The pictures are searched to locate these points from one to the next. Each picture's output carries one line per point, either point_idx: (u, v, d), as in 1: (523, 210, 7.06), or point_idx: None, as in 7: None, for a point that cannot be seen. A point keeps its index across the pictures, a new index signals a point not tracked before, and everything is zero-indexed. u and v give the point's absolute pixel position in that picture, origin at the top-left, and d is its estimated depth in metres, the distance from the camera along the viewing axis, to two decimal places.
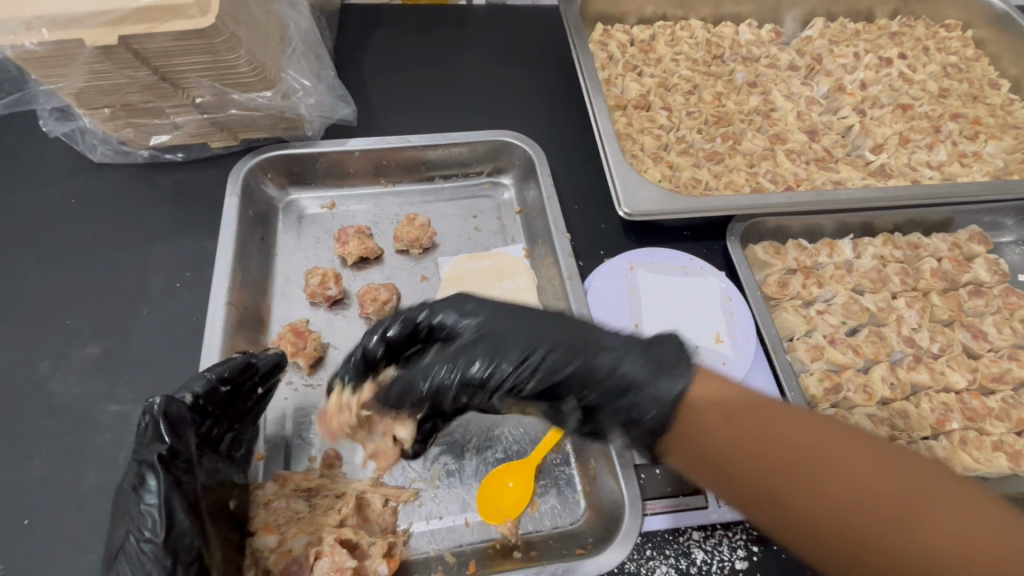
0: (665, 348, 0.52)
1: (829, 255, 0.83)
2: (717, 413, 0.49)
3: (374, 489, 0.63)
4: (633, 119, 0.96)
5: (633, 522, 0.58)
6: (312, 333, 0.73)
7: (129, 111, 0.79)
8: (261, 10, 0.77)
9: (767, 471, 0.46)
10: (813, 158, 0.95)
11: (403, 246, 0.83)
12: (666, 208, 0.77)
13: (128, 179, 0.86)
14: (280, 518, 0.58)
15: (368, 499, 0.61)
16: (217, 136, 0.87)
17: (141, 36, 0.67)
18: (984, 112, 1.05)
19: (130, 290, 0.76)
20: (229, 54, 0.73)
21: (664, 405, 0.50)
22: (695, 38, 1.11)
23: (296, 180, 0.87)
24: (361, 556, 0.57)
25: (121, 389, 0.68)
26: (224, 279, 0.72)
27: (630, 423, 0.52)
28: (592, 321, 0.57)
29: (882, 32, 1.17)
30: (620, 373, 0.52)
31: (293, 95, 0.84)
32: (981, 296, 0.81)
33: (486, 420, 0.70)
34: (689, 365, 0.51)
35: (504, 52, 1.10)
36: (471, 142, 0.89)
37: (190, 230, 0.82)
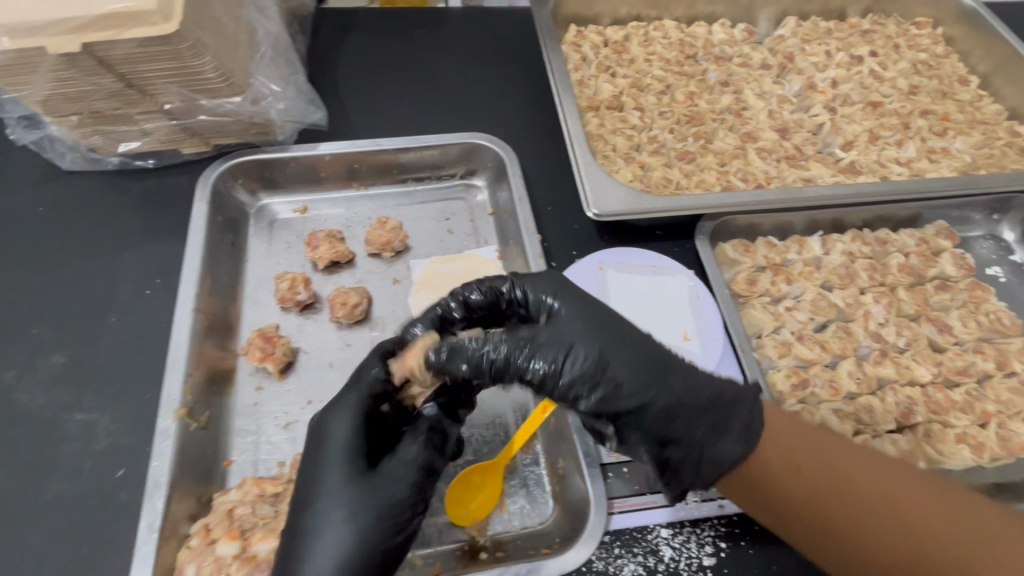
0: (740, 407, 0.56)
1: (798, 252, 0.84)
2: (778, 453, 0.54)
3: None
4: (606, 120, 0.97)
5: (598, 521, 0.60)
6: (281, 338, 0.73)
7: (96, 119, 0.78)
8: (229, 15, 0.77)
9: (812, 503, 0.52)
10: (784, 156, 0.96)
11: (374, 249, 0.83)
12: (634, 209, 0.77)
13: (98, 186, 0.86)
14: (245, 524, 0.58)
15: None
16: (188, 143, 0.87)
17: (105, 44, 0.66)
18: (953, 108, 1.06)
19: (99, 298, 0.76)
20: (195, 60, 0.72)
21: (730, 458, 0.54)
22: (669, 39, 1.12)
23: (267, 185, 0.87)
24: None
25: (88, 398, 0.68)
26: (192, 285, 0.72)
27: (681, 465, 0.55)
28: (674, 358, 0.58)
29: (853, 30, 1.18)
30: (686, 416, 0.55)
31: (263, 100, 0.84)
32: (946, 290, 0.82)
33: None
34: (759, 427, 0.55)
35: (480, 55, 1.11)
36: (443, 144, 0.89)
37: (161, 237, 0.82)
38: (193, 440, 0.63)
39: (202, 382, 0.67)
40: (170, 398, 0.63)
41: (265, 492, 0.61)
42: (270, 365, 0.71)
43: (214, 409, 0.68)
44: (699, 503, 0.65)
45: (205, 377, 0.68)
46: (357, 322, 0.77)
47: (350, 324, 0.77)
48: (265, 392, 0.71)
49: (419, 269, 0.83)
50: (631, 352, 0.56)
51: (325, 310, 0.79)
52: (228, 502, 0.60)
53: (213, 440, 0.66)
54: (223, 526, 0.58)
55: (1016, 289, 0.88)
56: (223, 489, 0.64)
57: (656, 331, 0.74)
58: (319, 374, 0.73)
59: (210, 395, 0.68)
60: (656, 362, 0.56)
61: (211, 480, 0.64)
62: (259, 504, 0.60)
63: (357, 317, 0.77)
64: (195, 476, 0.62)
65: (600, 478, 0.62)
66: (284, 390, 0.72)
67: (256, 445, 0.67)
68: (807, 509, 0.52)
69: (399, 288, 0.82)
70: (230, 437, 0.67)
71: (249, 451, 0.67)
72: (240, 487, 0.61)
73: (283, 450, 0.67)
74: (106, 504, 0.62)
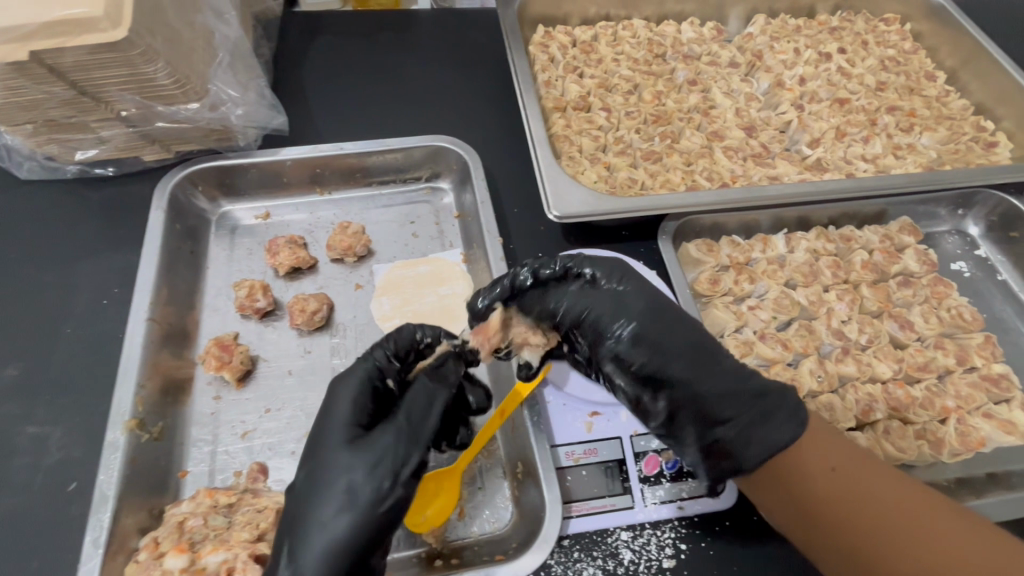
0: (782, 406, 0.58)
1: (763, 251, 0.84)
2: (816, 458, 0.56)
3: None
4: (572, 121, 0.96)
5: (552, 527, 0.59)
6: (238, 346, 0.73)
7: (51, 127, 0.75)
8: (182, 20, 0.76)
9: (834, 510, 0.54)
10: (750, 154, 0.96)
11: (337, 255, 0.83)
12: (595, 210, 0.77)
13: (56, 196, 0.85)
14: (195, 536, 0.58)
15: None
16: (148, 150, 0.85)
17: (53, 53, 0.64)
18: (920, 104, 1.07)
19: (55, 310, 0.75)
20: (147, 67, 0.70)
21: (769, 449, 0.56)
22: (637, 38, 1.11)
23: (228, 191, 0.87)
24: None
25: (40, 410, 0.67)
26: (145, 295, 0.71)
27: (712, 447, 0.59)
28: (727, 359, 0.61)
29: (822, 27, 1.18)
30: (725, 405, 0.58)
31: (222, 106, 0.83)
32: (909, 287, 0.82)
33: None
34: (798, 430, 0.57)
35: (448, 57, 1.10)
36: (406, 148, 0.88)
37: (119, 247, 0.81)
38: (143, 451, 0.63)
39: (156, 394, 0.67)
40: (119, 410, 0.62)
41: (218, 503, 0.61)
42: (227, 374, 0.71)
43: (168, 420, 0.68)
44: (659, 505, 0.64)
45: (159, 388, 0.68)
46: (317, 328, 0.77)
47: (310, 330, 0.76)
48: (223, 401, 0.71)
49: (382, 274, 0.83)
50: (691, 355, 0.60)
51: (285, 316, 0.78)
52: (179, 514, 0.60)
53: (166, 451, 0.66)
54: (172, 539, 0.57)
55: (980, 284, 0.89)
56: (176, 500, 0.64)
57: None
58: (278, 381, 0.73)
59: (164, 405, 0.68)
60: (711, 363, 0.60)
61: (164, 492, 0.64)
62: (211, 514, 0.60)
63: (317, 324, 0.76)
64: (146, 488, 0.62)
65: (555, 482, 0.61)
66: (242, 399, 0.71)
67: (213, 455, 0.67)
68: (816, 490, 0.54)
69: (362, 293, 0.81)
70: (188, 446, 0.68)
71: (205, 462, 0.67)
72: (193, 498, 0.62)
73: (239, 460, 0.67)
74: (58, 519, 0.61)
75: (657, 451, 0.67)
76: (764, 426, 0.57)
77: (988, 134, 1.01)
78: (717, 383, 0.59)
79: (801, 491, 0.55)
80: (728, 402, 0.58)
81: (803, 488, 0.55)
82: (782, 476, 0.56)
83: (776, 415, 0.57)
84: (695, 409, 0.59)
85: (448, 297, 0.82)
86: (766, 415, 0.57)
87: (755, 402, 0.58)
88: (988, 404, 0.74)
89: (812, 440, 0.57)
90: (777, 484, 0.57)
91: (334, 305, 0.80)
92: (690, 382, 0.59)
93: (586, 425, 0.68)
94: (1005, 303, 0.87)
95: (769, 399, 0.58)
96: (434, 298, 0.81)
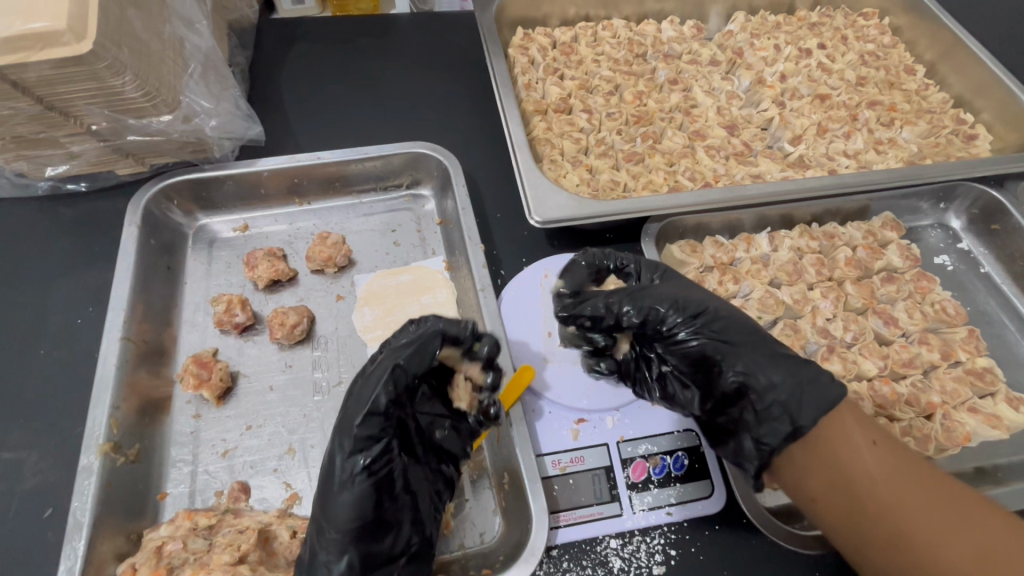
0: (826, 393, 0.58)
1: (746, 250, 0.84)
2: (860, 433, 0.57)
3: (281, 520, 0.62)
4: (553, 123, 0.95)
5: (539, 539, 0.58)
6: (217, 362, 0.71)
7: (19, 144, 0.74)
8: (151, 31, 0.75)
9: (882, 492, 0.54)
10: (732, 153, 0.96)
11: (317, 265, 0.82)
12: (577, 214, 0.76)
13: (28, 213, 0.83)
14: (174, 561, 0.57)
15: (273, 532, 0.61)
16: (122, 164, 0.84)
17: (15, 68, 0.62)
18: (900, 98, 1.07)
19: (28, 330, 0.73)
20: (115, 79, 0.68)
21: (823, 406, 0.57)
22: (617, 38, 1.11)
23: (205, 204, 0.85)
24: None
25: (13, 436, 0.66)
26: (120, 313, 0.69)
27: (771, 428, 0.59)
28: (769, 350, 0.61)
29: (801, 23, 1.18)
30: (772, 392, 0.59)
31: (195, 118, 0.82)
32: (893, 282, 0.82)
33: None
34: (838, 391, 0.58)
35: (427, 61, 1.09)
36: (384, 155, 0.87)
37: (94, 264, 0.79)
38: (118, 475, 0.62)
39: (132, 415, 0.66)
40: (93, 434, 0.61)
41: (198, 526, 0.60)
42: (205, 392, 0.69)
43: (145, 441, 0.66)
44: (647, 511, 0.64)
45: (137, 408, 0.67)
46: (298, 341, 0.75)
47: (290, 344, 0.75)
48: (203, 419, 0.70)
49: (363, 285, 0.81)
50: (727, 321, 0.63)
51: (265, 330, 0.77)
52: (157, 539, 0.59)
53: (144, 473, 0.64)
54: (149, 565, 0.56)
55: (963, 277, 0.89)
56: (155, 523, 0.63)
57: None
58: (259, 398, 0.71)
59: (141, 426, 0.67)
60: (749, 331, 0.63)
61: (142, 515, 0.62)
62: (191, 538, 0.59)
63: (297, 337, 0.75)
64: (122, 511, 0.61)
65: (541, 493, 0.60)
66: (222, 416, 0.70)
67: (193, 475, 0.66)
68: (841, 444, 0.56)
69: (343, 304, 0.80)
70: (167, 467, 0.66)
71: (186, 482, 0.66)
72: (171, 521, 0.61)
73: (220, 480, 0.66)
74: (33, 546, 0.59)
75: (644, 457, 0.66)
76: (805, 399, 0.58)
77: (968, 127, 1.02)
78: (764, 353, 0.61)
79: (851, 472, 0.55)
80: (771, 373, 0.60)
81: (855, 466, 0.55)
82: (828, 462, 0.56)
83: (815, 382, 0.59)
84: (749, 382, 0.60)
85: (432, 305, 0.81)
86: (810, 381, 0.59)
87: (783, 360, 0.61)
88: (974, 399, 0.74)
89: (849, 416, 0.58)
90: (823, 460, 0.56)
91: (315, 317, 0.79)
92: (743, 357, 0.61)
93: (572, 433, 0.67)
94: (988, 296, 0.87)
95: (788, 360, 0.61)
96: (417, 307, 0.80)
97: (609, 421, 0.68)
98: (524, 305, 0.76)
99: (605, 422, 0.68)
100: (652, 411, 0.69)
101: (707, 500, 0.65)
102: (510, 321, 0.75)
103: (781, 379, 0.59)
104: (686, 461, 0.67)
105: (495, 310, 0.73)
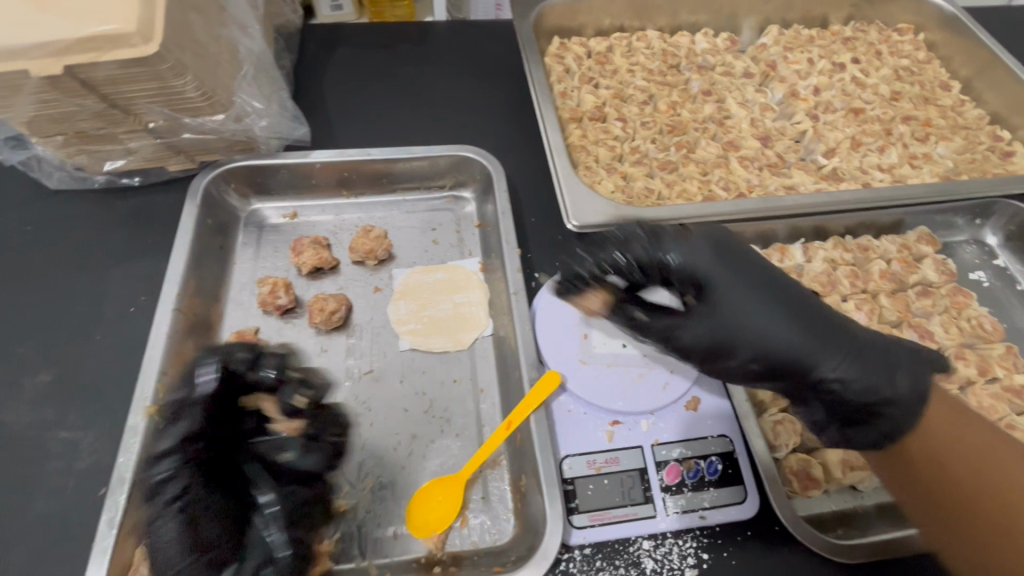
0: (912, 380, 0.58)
1: (780, 260, 0.85)
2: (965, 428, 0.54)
3: None
4: (588, 131, 0.98)
5: (551, 542, 0.58)
6: (259, 341, 0.74)
7: (82, 139, 0.78)
8: (209, 34, 0.78)
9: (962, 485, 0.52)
10: (766, 164, 0.97)
11: (359, 257, 0.84)
12: (613, 219, 0.77)
13: (85, 204, 0.87)
14: None
15: None
16: (174, 160, 0.87)
17: (86, 66, 0.66)
18: (936, 113, 1.07)
19: (85, 317, 0.77)
20: (176, 80, 0.72)
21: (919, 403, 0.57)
22: (651, 49, 1.13)
23: (259, 190, 0.89)
24: None
25: (71, 416, 0.69)
26: (175, 285, 0.73)
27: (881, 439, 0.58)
28: (841, 329, 0.60)
29: (836, 37, 1.19)
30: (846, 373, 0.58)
31: (247, 118, 0.85)
32: (928, 296, 0.82)
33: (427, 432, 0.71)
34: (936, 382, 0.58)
35: (465, 67, 1.12)
36: (432, 156, 0.90)
37: (145, 255, 0.83)
38: None
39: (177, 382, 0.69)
40: (142, 396, 0.64)
41: None
42: None
43: None
44: (680, 514, 0.64)
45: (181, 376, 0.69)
46: (334, 328, 0.78)
47: (328, 330, 0.78)
48: None
49: (400, 278, 0.84)
50: (772, 296, 0.60)
51: (304, 314, 0.79)
52: None
53: None
54: None
55: (999, 294, 0.89)
56: None
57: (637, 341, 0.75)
58: None
59: None
60: (801, 297, 0.61)
61: None
62: None
63: (335, 323, 0.77)
64: None
65: (558, 497, 0.61)
66: None
67: None
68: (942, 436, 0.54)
69: (380, 296, 0.83)
70: None
71: None
72: None
73: None
74: (90, 519, 0.62)
75: (678, 461, 0.67)
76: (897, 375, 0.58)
77: (1004, 144, 1.01)
78: (831, 331, 0.60)
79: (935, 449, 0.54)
80: (858, 360, 0.59)
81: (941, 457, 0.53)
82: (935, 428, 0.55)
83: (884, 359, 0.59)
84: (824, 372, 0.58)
85: (464, 304, 0.82)
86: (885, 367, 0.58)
87: (871, 351, 0.59)
88: (1011, 415, 0.73)
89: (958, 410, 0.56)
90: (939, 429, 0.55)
91: (353, 306, 0.81)
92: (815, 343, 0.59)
93: (607, 435, 0.68)
94: None
95: (858, 343, 0.59)
96: (451, 305, 0.82)
97: (644, 424, 0.69)
98: (559, 307, 0.77)
99: (640, 425, 0.69)
100: (687, 416, 0.70)
101: (741, 506, 0.65)
102: (544, 320, 0.76)
103: (865, 359, 0.59)
104: (720, 466, 0.67)
105: (527, 312, 0.75)
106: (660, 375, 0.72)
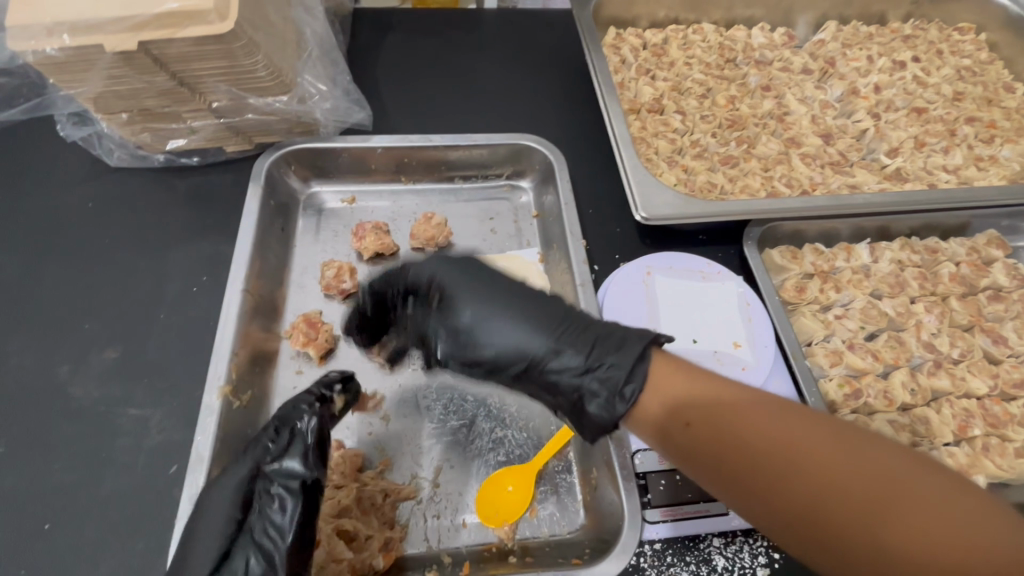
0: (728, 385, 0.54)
1: (847, 260, 0.83)
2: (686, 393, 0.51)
3: (375, 482, 0.63)
4: (647, 123, 0.96)
5: (631, 536, 0.58)
6: (324, 324, 0.74)
7: (146, 116, 0.77)
8: (278, 14, 0.77)
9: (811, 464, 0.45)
10: (828, 162, 0.95)
11: (419, 244, 0.84)
12: (684, 212, 0.76)
13: (144, 183, 0.86)
14: None
15: (368, 493, 0.62)
16: (233, 141, 0.86)
17: (160, 42, 0.65)
18: (1000, 115, 1.05)
19: (148, 295, 0.76)
20: (247, 59, 0.71)
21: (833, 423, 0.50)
22: (707, 42, 1.11)
23: (319, 173, 0.88)
24: (359, 547, 0.59)
25: (138, 393, 0.69)
26: (243, 267, 0.72)
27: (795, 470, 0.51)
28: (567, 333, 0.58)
29: (895, 35, 1.16)
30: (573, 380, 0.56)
31: (310, 99, 0.85)
32: (1000, 301, 0.81)
33: (491, 420, 0.71)
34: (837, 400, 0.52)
35: (518, 56, 1.11)
36: (492, 144, 0.89)
37: (205, 235, 0.82)
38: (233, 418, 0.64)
39: (245, 363, 0.68)
40: (215, 376, 0.64)
41: None
42: (312, 351, 0.72)
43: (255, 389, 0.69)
44: None
45: (249, 357, 0.69)
46: None
47: None
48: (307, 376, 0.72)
49: None
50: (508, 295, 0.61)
51: None
52: None
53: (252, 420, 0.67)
54: None
55: None
56: None
57: (705, 337, 0.74)
58: (359, 363, 0.74)
59: (252, 375, 0.69)
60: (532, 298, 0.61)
61: None
62: None
63: None
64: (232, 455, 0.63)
65: (635, 491, 0.60)
66: None
67: None
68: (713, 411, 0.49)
69: None
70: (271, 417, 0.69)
71: None
72: None
73: None
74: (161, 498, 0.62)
75: None
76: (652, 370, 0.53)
77: None
78: (548, 327, 0.58)
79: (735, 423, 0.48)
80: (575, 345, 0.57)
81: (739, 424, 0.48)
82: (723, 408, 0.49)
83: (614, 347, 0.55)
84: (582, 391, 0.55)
85: None
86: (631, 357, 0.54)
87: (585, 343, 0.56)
88: None
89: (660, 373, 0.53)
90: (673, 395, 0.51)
91: None
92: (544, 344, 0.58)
93: None
94: None
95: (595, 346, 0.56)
96: None
97: None
98: (626, 300, 0.76)
99: None
100: None
101: None
102: (610, 312, 0.75)
103: (610, 350, 0.55)
104: None
105: (595, 304, 0.74)
106: (730, 371, 0.71)
